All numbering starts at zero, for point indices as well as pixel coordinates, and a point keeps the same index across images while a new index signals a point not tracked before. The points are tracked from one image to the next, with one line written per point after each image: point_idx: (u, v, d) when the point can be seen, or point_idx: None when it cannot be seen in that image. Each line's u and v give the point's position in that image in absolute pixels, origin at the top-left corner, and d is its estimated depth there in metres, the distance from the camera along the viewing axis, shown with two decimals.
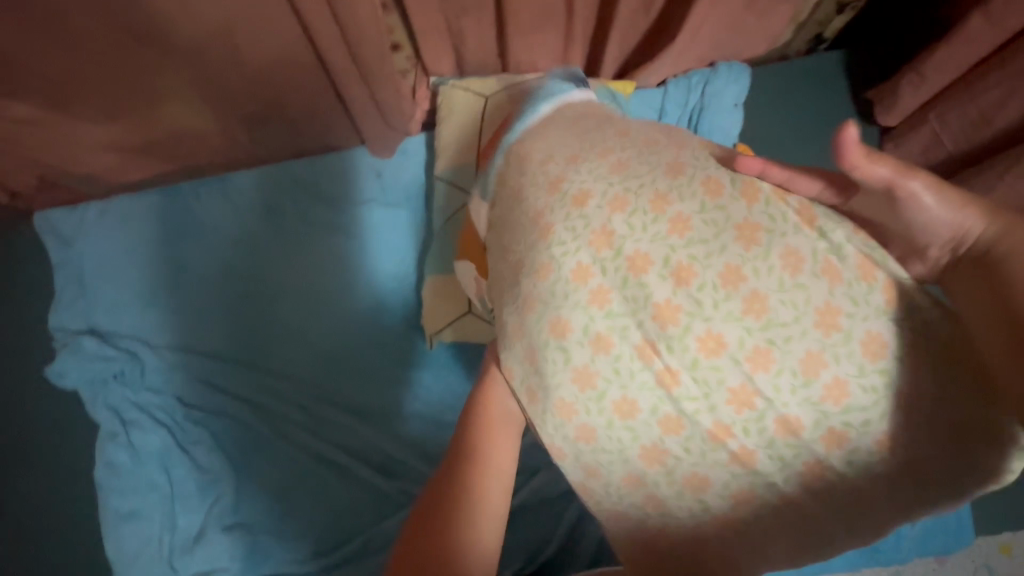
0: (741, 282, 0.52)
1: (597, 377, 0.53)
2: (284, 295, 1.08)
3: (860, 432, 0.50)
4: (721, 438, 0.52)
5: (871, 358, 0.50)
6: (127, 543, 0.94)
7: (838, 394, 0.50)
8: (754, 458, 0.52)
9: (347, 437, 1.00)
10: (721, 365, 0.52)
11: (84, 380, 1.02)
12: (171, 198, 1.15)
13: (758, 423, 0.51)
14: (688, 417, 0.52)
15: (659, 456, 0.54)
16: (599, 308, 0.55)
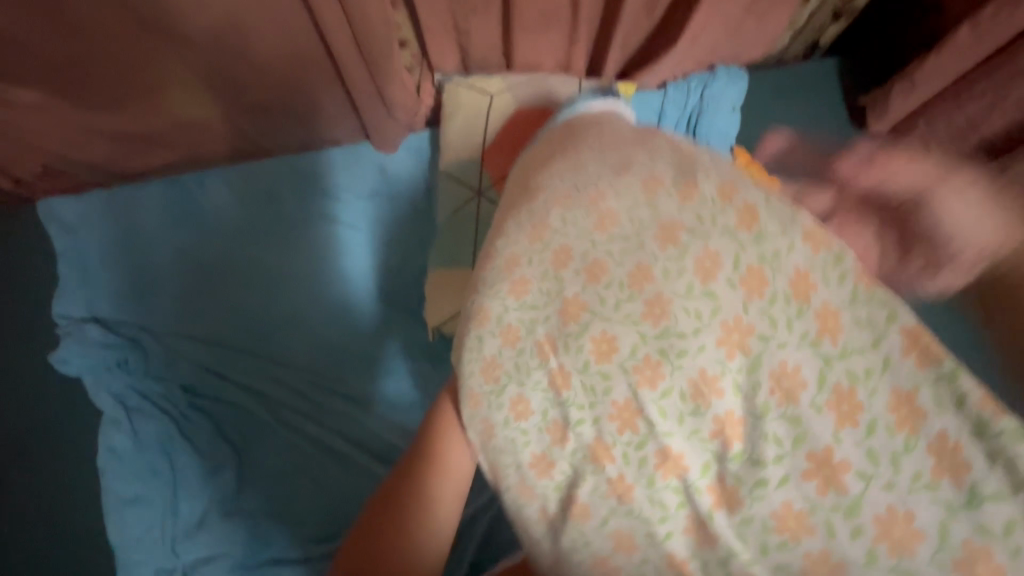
0: (650, 284, 0.54)
1: (500, 368, 0.57)
2: (287, 285, 1.10)
3: (755, 485, 0.51)
4: (644, 459, 0.54)
5: (778, 397, 0.51)
6: (128, 527, 0.95)
7: (730, 403, 0.53)
8: (630, 492, 0.54)
9: (348, 426, 1.01)
10: (609, 373, 0.54)
11: (88, 366, 1.03)
12: (175, 188, 1.16)
13: (637, 458, 0.54)
14: (612, 439, 0.54)
15: (570, 474, 0.56)
16: (524, 333, 0.57)
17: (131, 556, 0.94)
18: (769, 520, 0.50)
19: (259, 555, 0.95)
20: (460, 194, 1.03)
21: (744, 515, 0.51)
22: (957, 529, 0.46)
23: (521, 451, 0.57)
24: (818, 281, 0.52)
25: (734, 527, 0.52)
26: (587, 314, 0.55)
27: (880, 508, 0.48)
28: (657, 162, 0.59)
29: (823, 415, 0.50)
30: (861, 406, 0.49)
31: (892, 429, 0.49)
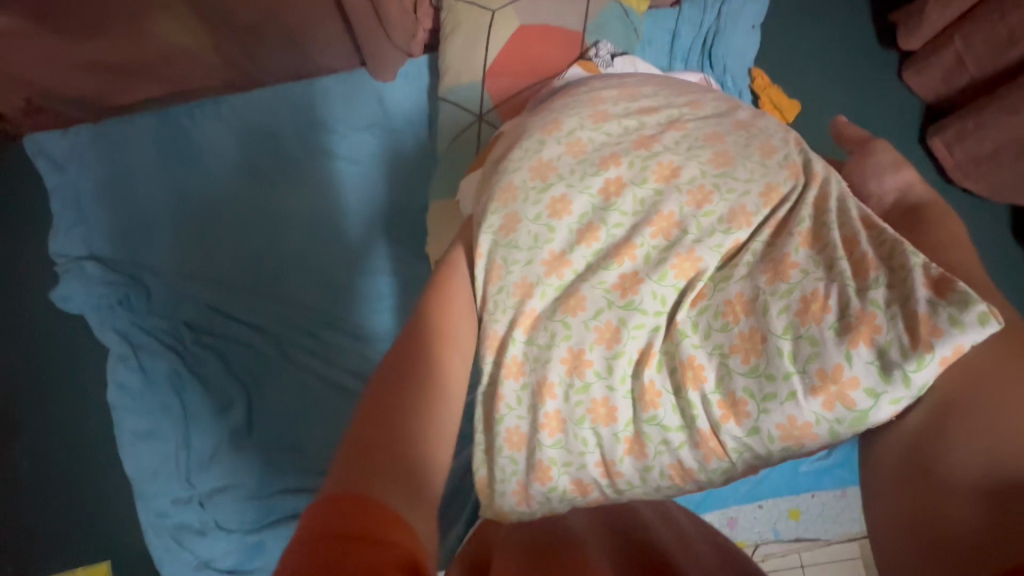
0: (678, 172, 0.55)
1: (553, 170, 0.57)
2: (288, 222, 1.07)
3: (720, 282, 0.50)
4: (683, 257, 0.51)
5: (805, 239, 0.49)
6: (142, 460, 0.97)
7: (776, 226, 0.52)
8: (636, 291, 0.51)
9: (356, 362, 1.01)
10: (662, 191, 0.55)
11: (90, 305, 1.02)
12: (165, 121, 1.11)
13: (658, 261, 0.52)
14: (644, 255, 0.52)
15: (615, 300, 0.51)
16: (586, 155, 0.58)
17: (148, 486, 0.96)
18: (720, 314, 0.48)
19: (274, 484, 0.97)
20: (461, 119, 0.97)
21: (701, 306, 0.50)
22: (908, 353, 0.41)
23: (539, 247, 0.54)
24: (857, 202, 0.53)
25: (689, 340, 0.49)
26: (618, 167, 0.56)
27: (838, 327, 0.43)
28: None
29: (796, 239, 0.49)
30: (859, 246, 0.47)
31: (835, 250, 0.47)
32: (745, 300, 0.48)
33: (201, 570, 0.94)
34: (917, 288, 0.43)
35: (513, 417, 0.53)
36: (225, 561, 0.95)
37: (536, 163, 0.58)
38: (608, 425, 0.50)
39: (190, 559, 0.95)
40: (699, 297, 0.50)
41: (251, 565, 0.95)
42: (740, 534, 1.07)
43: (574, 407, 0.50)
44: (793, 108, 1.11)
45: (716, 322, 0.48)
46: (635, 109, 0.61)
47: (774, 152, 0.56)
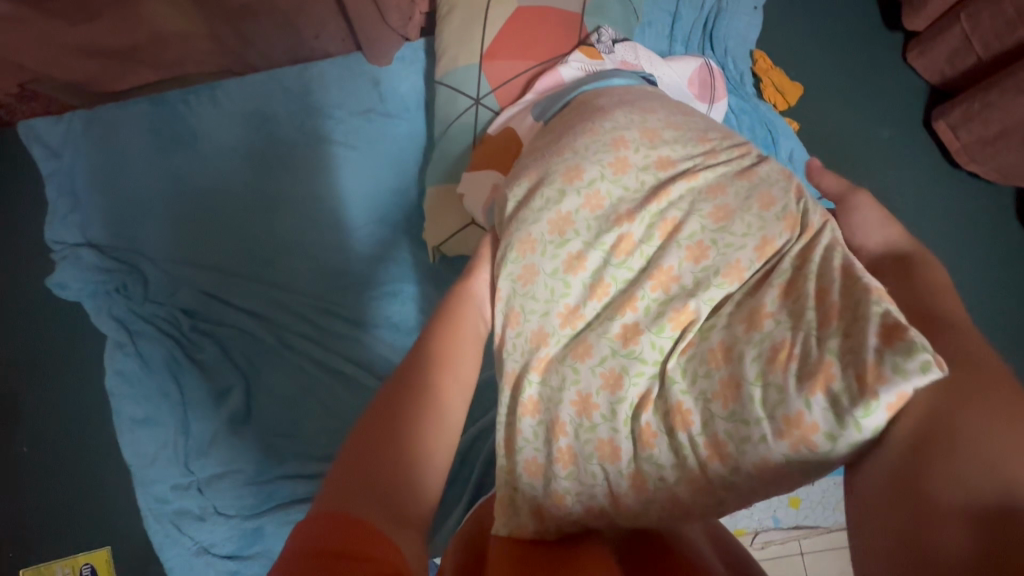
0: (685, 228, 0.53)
1: (570, 224, 0.57)
2: (283, 208, 1.06)
3: (703, 331, 0.48)
4: (680, 314, 0.49)
5: (782, 290, 0.46)
6: (142, 445, 0.97)
7: (764, 276, 0.49)
8: (637, 342, 0.50)
9: (354, 348, 1.01)
10: (671, 246, 0.53)
11: (86, 291, 1.02)
12: (160, 107, 1.10)
13: (658, 314, 0.50)
14: (645, 311, 0.51)
15: (619, 350, 0.50)
16: (599, 208, 0.57)
17: (148, 471, 0.97)
18: (701, 360, 0.47)
19: (271, 471, 0.97)
20: (459, 101, 0.95)
21: (685, 354, 0.48)
22: (857, 399, 0.38)
23: (557, 299, 0.54)
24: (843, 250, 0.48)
25: (674, 386, 0.47)
26: (631, 223, 0.55)
27: (791, 376, 0.41)
28: None
29: (771, 290, 0.47)
30: (828, 295, 0.44)
31: (805, 301, 0.44)
32: (719, 352, 0.46)
33: (201, 555, 0.95)
34: (869, 335, 0.40)
35: (528, 450, 0.52)
36: (225, 547, 0.95)
37: (556, 217, 0.57)
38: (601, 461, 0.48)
39: (190, 544, 0.95)
40: (686, 346, 0.48)
41: (251, 550, 0.96)
42: (741, 522, 1.07)
43: (579, 443, 0.50)
44: (795, 91, 1.09)
45: (701, 374, 0.46)
46: (655, 158, 0.59)
47: (767, 203, 0.53)
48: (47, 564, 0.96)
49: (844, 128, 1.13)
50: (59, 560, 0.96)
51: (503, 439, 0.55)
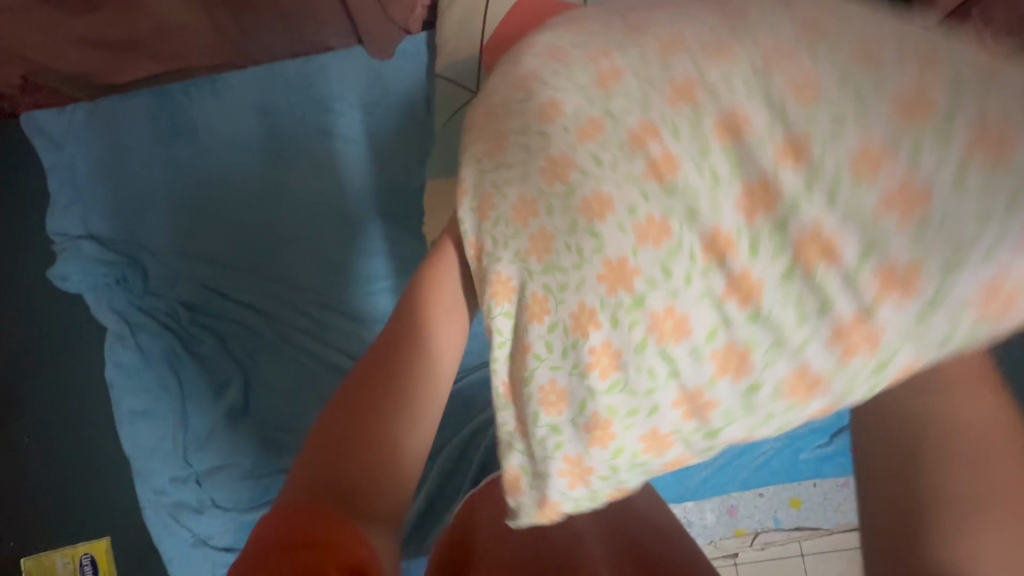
0: (791, 59, 0.36)
1: (531, 79, 0.44)
2: (282, 201, 1.06)
3: (822, 165, 0.34)
4: (730, 120, 0.37)
5: (916, 72, 0.33)
6: (141, 436, 0.98)
7: (863, 62, 0.34)
8: (675, 172, 0.38)
9: (351, 342, 1.01)
10: (675, 59, 0.39)
11: (87, 283, 1.02)
12: (161, 99, 1.10)
13: (698, 134, 0.37)
14: (698, 144, 0.37)
15: (652, 191, 0.38)
16: (568, 56, 0.43)
17: (147, 462, 0.98)
18: (828, 204, 0.34)
19: (269, 465, 0.98)
20: (456, 98, 0.96)
21: (798, 192, 0.34)
22: None
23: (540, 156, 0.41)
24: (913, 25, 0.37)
25: (788, 223, 0.35)
26: (613, 54, 0.41)
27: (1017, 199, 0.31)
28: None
29: (904, 78, 0.33)
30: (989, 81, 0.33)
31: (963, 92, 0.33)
32: (855, 178, 0.33)
33: (199, 548, 0.95)
34: None
35: (548, 390, 0.41)
36: (222, 540, 0.95)
37: (517, 82, 0.45)
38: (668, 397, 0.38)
39: (187, 536, 0.95)
40: (776, 177, 0.35)
41: None
42: (740, 522, 1.06)
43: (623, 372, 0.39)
44: None
45: (828, 212, 0.34)
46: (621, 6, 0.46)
47: None
48: (48, 554, 0.97)
49: None
50: (61, 550, 0.98)
51: (507, 374, 0.43)
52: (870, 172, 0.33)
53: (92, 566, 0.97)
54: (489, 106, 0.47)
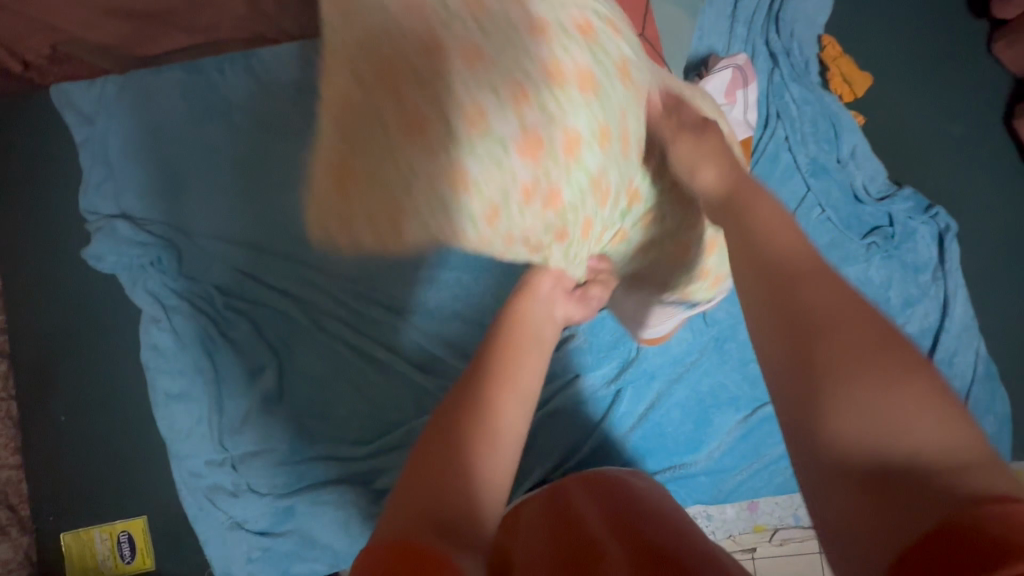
0: (525, 46, 0.46)
1: (433, 121, 0.45)
2: (317, 186, 1.03)
3: (547, 114, 0.46)
4: (481, 103, 0.45)
5: (584, 64, 0.48)
6: (176, 420, 0.98)
7: (583, 70, 0.47)
8: (524, 142, 0.45)
9: (388, 333, 1.02)
10: (483, 71, 0.46)
11: (123, 264, 1.01)
12: (194, 75, 1.06)
13: (505, 103, 0.45)
14: (525, 110, 0.45)
15: (503, 146, 0.45)
16: (444, 90, 0.45)
17: (182, 446, 0.98)
18: (551, 140, 0.46)
19: (304, 452, 0.99)
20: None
21: (543, 137, 0.46)
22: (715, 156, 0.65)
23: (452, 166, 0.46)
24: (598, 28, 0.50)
25: (549, 149, 0.46)
26: (459, 82, 0.45)
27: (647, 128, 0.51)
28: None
29: (593, 67, 0.48)
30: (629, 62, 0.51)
31: (610, 75, 0.49)
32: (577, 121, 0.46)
33: (234, 530, 0.96)
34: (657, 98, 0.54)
35: (485, 153, 0.45)
36: (257, 524, 0.97)
37: (417, 120, 0.45)
38: (615, 128, 0.49)
39: (223, 519, 0.97)
40: (529, 134, 0.46)
41: (283, 527, 0.97)
42: (759, 517, 1.01)
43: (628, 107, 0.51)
44: (863, 83, 1.02)
45: (565, 152, 0.46)
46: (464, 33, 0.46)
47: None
48: (87, 529, 0.99)
49: (915, 125, 1.05)
50: (98, 526, 0.99)
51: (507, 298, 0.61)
52: (583, 122, 0.47)
53: (130, 543, 0.99)
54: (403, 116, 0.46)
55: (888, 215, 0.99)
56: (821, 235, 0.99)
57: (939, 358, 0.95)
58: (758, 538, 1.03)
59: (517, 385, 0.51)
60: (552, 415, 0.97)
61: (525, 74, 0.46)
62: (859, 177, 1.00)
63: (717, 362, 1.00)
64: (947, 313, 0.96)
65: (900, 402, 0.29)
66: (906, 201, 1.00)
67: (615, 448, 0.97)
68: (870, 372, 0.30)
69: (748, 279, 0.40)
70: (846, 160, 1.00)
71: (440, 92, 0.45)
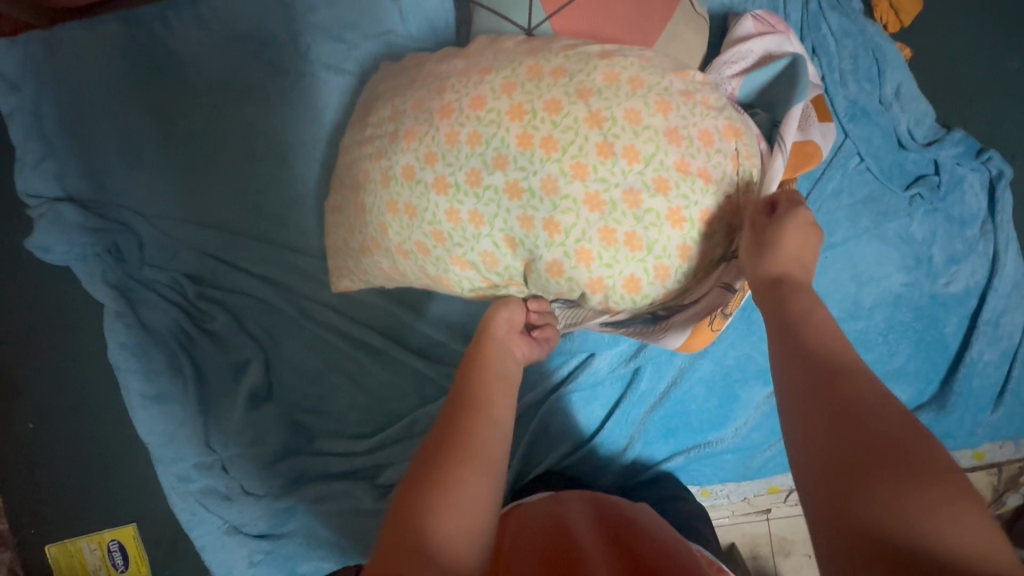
0: (419, 185, 0.63)
1: (365, 244, 0.69)
2: (288, 157, 0.91)
3: (405, 231, 0.65)
4: (373, 237, 0.68)
5: (437, 184, 0.62)
6: (153, 423, 0.89)
7: (438, 185, 0.62)
8: (408, 255, 0.67)
9: (382, 319, 0.93)
10: (381, 210, 0.66)
11: (74, 255, 0.89)
12: (132, 26, 0.90)
13: (387, 240, 0.67)
14: (402, 232, 0.65)
15: (397, 256, 0.68)
16: (377, 228, 0.67)
17: (164, 452, 0.89)
18: (419, 249, 0.65)
19: (301, 448, 0.92)
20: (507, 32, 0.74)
21: (415, 250, 0.66)
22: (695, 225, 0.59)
23: (381, 261, 0.70)
24: (461, 132, 0.61)
25: (417, 252, 0.66)
26: (374, 223, 0.67)
27: (515, 212, 0.60)
28: (467, 86, 0.62)
29: (443, 193, 0.62)
30: (502, 165, 0.60)
31: (463, 189, 0.61)
32: (438, 234, 0.63)
33: (232, 534, 0.90)
34: (597, 203, 0.58)
35: (383, 253, 0.68)
36: (256, 527, 0.90)
37: (361, 242, 0.70)
38: (447, 226, 0.63)
39: (219, 523, 0.90)
40: (405, 252, 0.67)
41: (285, 528, 0.91)
42: (776, 480, 0.98)
43: (415, 179, 0.63)
44: (912, 8, 0.91)
45: (430, 261, 0.66)
46: (384, 184, 0.65)
47: (420, 150, 0.63)
48: (73, 541, 0.92)
49: (954, 63, 0.95)
50: (85, 535, 0.93)
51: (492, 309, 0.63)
52: (443, 230, 0.63)
53: (122, 550, 0.93)
54: (350, 227, 0.71)
55: (935, 161, 0.89)
56: (860, 187, 0.89)
57: (985, 318, 0.87)
58: (773, 500, 1.04)
59: (498, 423, 0.53)
60: (564, 402, 0.89)
61: (383, 212, 0.66)
62: (904, 120, 0.90)
63: (744, 333, 0.91)
64: (996, 269, 0.88)
65: (914, 503, 0.36)
66: (955, 146, 0.90)
67: (629, 433, 0.90)
68: (885, 474, 0.38)
69: (789, 357, 0.48)
70: (890, 100, 0.90)
71: (362, 224, 0.69)
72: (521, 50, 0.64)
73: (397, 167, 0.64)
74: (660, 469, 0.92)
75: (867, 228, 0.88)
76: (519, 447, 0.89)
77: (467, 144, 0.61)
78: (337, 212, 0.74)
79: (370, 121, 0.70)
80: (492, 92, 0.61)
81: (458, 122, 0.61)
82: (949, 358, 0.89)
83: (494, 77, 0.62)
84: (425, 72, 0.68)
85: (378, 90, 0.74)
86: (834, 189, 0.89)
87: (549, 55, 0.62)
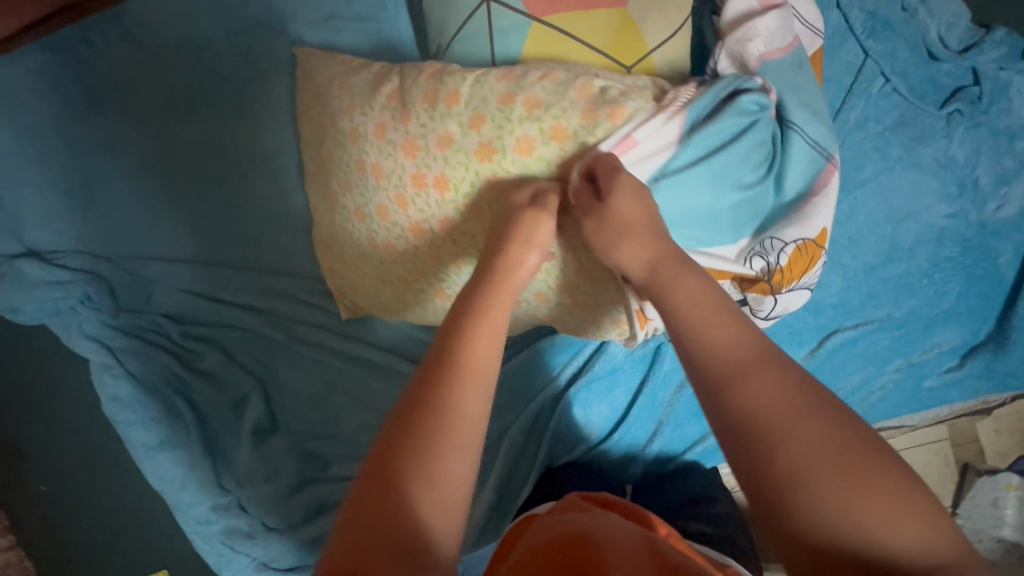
0: (417, 283, 0.68)
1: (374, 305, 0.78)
2: (251, 172, 0.84)
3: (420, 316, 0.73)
4: (379, 304, 0.75)
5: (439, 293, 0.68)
6: (161, 471, 0.85)
7: (441, 294, 0.67)
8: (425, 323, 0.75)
9: (378, 330, 0.88)
10: (378, 290, 0.71)
11: (46, 311, 0.84)
12: (58, 54, 0.82)
13: (399, 313, 0.74)
14: (415, 313, 0.72)
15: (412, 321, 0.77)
16: (389, 310, 0.74)
17: (177, 498, 0.85)
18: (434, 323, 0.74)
19: (317, 477, 0.87)
20: None
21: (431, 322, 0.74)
22: None
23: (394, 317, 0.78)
24: (445, 254, 0.63)
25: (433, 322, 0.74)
26: (374, 293, 0.73)
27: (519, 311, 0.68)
28: (439, 207, 0.60)
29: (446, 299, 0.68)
30: None
31: None
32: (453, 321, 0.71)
33: (262, 571, 0.87)
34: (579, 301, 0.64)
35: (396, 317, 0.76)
36: (285, 560, 0.87)
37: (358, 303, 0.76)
38: None
39: (248, 561, 0.87)
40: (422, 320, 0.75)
41: (313, 558, 0.87)
42: None
43: (418, 289, 0.68)
44: None
45: None
46: (379, 277, 0.69)
47: (409, 265, 0.66)
48: None
49: None
50: None
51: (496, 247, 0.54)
52: None
53: None
54: (343, 284, 0.75)
55: (973, 69, 0.78)
56: (887, 113, 0.78)
57: None
58: None
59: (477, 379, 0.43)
60: (582, 393, 0.82)
61: (390, 303, 0.73)
62: (935, 26, 0.78)
63: None
64: None
65: (864, 501, 0.34)
66: (997, 48, 0.78)
67: (656, 418, 0.84)
68: (837, 483, 0.35)
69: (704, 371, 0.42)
70: (914, 6, 0.78)
71: (358, 294, 0.75)
72: (471, 145, 0.58)
73: (388, 270, 0.68)
74: (682, 462, 0.86)
75: (900, 158, 0.78)
76: (541, 449, 0.82)
77: (454, 265, 0.64)
78: (336, 259, 0.73)
79: (337, 188, 0.67)
80: (460, 214, 0.60)
81: (437, 245, 0.63)
82: (1006, 289, 0.80)
83: (454, 196, 0.59)
84: (371, 162, 0.62)
85: (338, 90, 0.67)
86: (859, 118, 0.78)
87: (506, 162, 0.57)
